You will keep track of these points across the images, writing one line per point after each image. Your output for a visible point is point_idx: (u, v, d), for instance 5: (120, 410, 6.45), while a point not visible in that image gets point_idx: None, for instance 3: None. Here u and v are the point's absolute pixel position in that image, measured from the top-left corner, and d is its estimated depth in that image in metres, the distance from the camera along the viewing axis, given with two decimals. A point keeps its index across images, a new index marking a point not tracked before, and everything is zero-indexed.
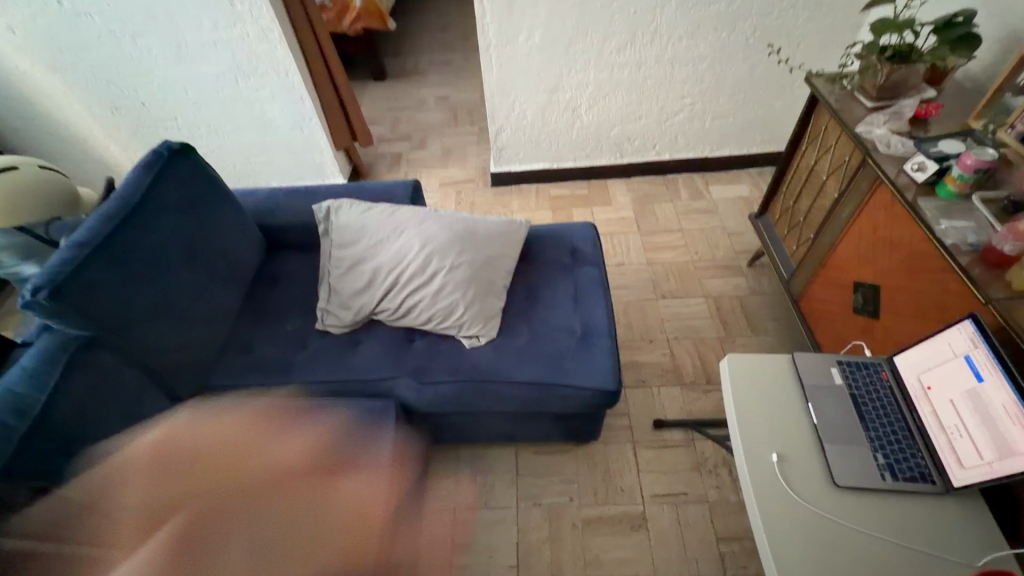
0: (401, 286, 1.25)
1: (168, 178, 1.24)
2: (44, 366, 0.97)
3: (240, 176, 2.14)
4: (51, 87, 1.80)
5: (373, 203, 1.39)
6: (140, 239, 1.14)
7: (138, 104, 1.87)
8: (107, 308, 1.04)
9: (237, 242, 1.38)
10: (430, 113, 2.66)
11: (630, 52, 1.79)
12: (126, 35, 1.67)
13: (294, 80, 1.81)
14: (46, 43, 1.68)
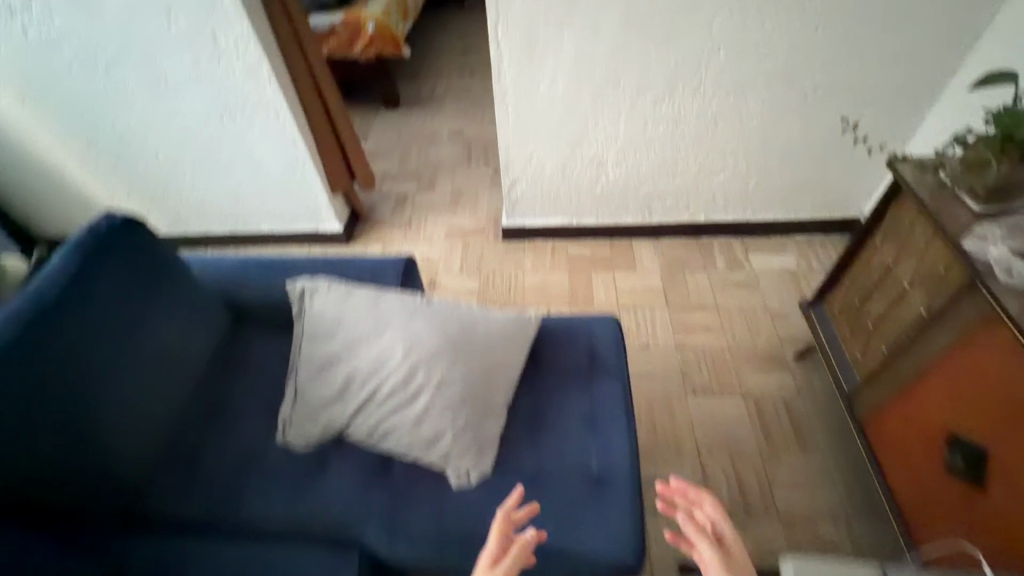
0: (379, 403, 1.03)
1: (104, 262, 1.02)
2: None
3: (228, 219, 1.93)
4: (21, 120, 1.63)
5: (354, 285, 1.17)
6: (51, 344, 0.91)
7: (114, 140, 1.68)
8: None
9: (194, 327, 1.16)
10: (442, 149, 2.45)
11: (667, 106, 1.56)
12: (99, 68, 1.49)
13: (287, 121, 1.61)
14: (14, 74, 1.51)
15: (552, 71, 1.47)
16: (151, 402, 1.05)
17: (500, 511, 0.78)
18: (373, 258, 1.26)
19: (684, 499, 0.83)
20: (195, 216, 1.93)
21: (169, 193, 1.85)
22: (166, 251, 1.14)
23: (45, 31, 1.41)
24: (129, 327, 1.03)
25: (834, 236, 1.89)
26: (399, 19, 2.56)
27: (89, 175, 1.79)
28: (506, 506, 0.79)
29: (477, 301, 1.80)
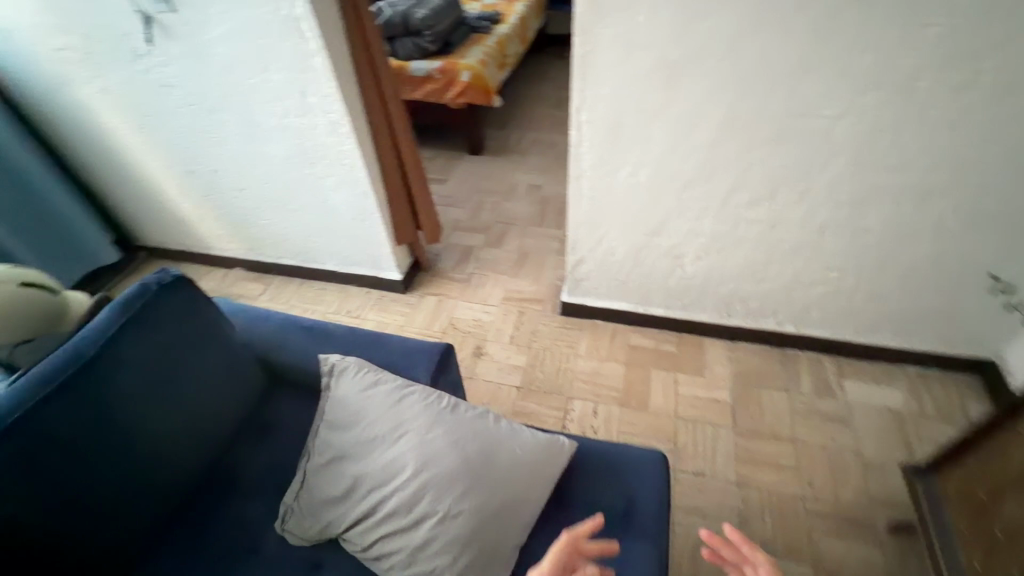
0: (378, 519, 0.94)
1: (146, 322, 1.01)
2: None
3: (297, 253, 1.99)
4: (136, 147, 1.78)
5: (384, 372, 1.10)
6: (80, 410, 0.89)
7: (209, 172, 1.78)
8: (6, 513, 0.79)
9: (229, 387, 1.13)
10: (516, 203, 2.39)
11: (764, 208, 1.37)
12: (204, 109, 1.58)
13: (361, 174, 1.62)
14: (133, 107, 1.64)
15: (636, 159, 1.34)
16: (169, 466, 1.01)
17: (564, 535, 0.78)
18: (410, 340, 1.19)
19: (736, 551, 0.78)
20: (271, 246, 1.99)
21: (248, 223, 1.93)
22: (212, 310, 1.13)
23: (162, 74, 1.52)
24: (159, 388, 0.99)
25: (956, 375, 1.57)
26: (495, 70, 2.57)
27: (184, 198, 1.91)
28: (573, 530, 0.79)
29: (521, 381, 1.68)
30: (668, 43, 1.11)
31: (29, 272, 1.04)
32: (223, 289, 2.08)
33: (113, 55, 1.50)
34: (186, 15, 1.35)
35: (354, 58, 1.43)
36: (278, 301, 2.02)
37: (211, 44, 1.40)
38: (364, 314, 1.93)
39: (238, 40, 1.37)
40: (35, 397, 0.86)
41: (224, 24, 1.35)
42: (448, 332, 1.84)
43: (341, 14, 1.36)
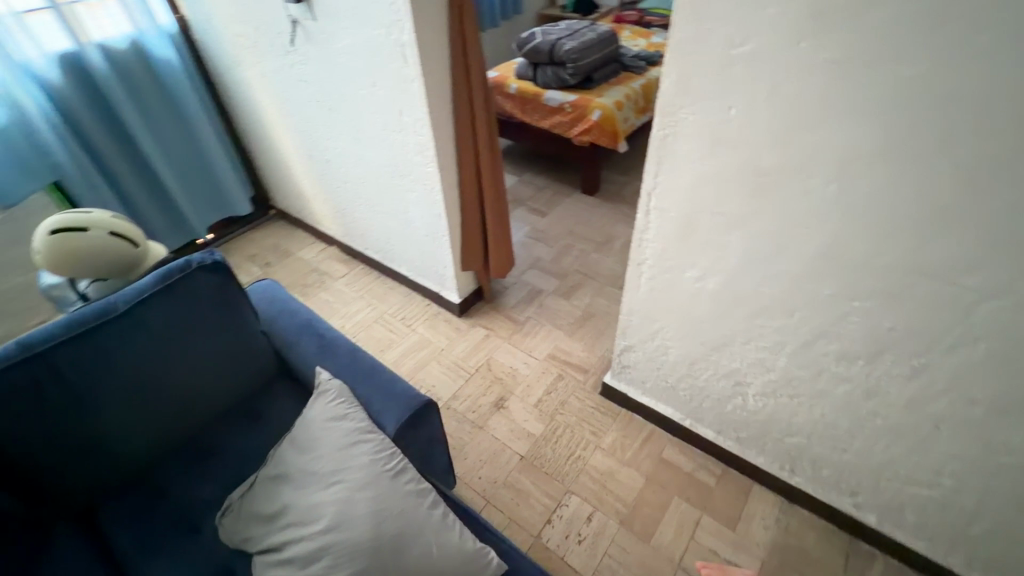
0: (280, 559, 0.92)
1: (173, 296, 1.11)
2: None
3: (379, 249, 2.10)
4: (278, 125, 2.02)
5: (356, 408, 1.08)
6: (89, 360, 1.02)
7: (324, 160, 1.95)
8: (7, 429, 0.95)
9: (234, 368, 1.21)
10: (606, 256, 2.23)
11: (857, 369, 1.06)
12: (328, 107, 1.73)
13: (438, 198, 1.64)
14: (279, 92, 1.86)
15: (706, 264, 1.13)
16: (155, 425, 1.12)
17: None
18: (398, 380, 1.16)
19: None
20: (361, 236, 2.13)
21: (346, 211, 2.08)
22: (239, 297, 1.21)
23: (301, 70, 1.69)
24: (164, 356, 1.09)
25: None
26: (632, 115, 2.42)
27: (305, 176, 2.14)
28: None
29: (526, 450, 1.55)
30: (762, 150, 0.90)
31: (126, 225, 1.24)
32: (316, 263, 2.29)
33: (271, 47, 1.72)
34: (324, 25, 1.48)
35: (453, 90, 1.45)
36: (351, 288, 2.15)
37: (338, 53, 1.51)
38: (414, 326, 1.97)
39: (357, 54, 1.46)
40: (57, 340, 1.00)
41: (349, 38, 1.44)
42: (480, 371, 1.79)
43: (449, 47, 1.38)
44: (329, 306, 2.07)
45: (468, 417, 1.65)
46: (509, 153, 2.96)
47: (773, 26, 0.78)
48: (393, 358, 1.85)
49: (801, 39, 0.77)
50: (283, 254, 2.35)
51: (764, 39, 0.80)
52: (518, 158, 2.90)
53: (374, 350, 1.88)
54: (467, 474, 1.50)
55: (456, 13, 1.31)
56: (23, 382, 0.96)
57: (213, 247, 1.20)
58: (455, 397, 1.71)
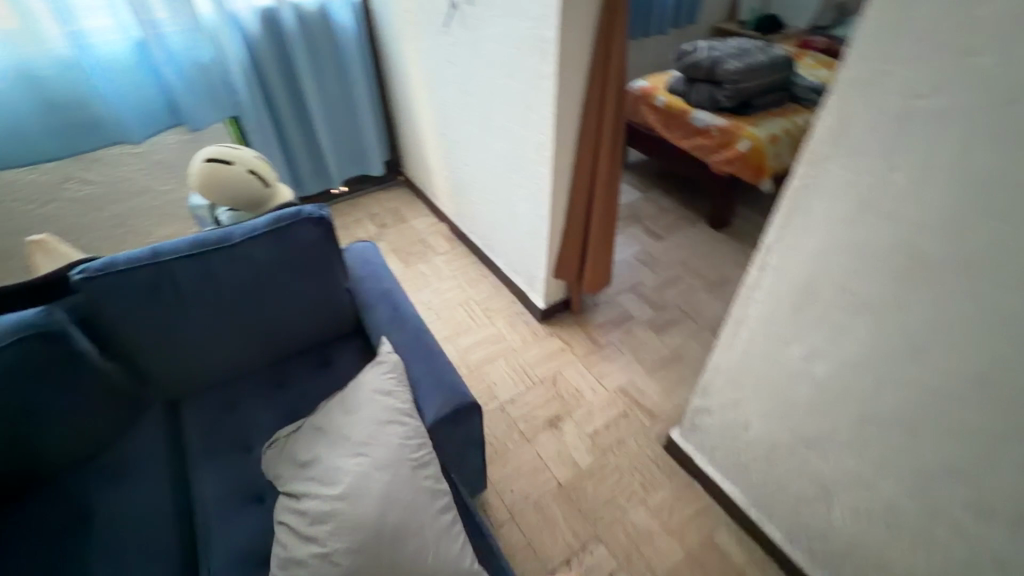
0: (295, 507, 0.96)
1: (280, 239, 1.20)
2: (11, 328, 1.00)
3: (482, 235, 2.13)
4: (421, 99, 2.13)
5: (403, 387, 1.10)
6: (200, 278, 1.14)
7: (453, 139, 2.02)
8: (128, 318, 1.10)
9: (315, 315, 1.30)
10: (714, 300, 2.02)
11: (993, 531, 0.82)
12: (466, 91, 1.77)
13: (545, 198, 1.60)
14: (429, 69, 1.95)
15: (818, 346, 0.95)
16: (239, 347, 1.24)
17: None
18: (451, 370, 1.15)
19: None
20: (469, 219, 2.18)
21: (462, 192, 2.14)
22: (335, 253, 1.28)
23: (449, 50, 1.75)
24: (260, 289, 1.21)
25: None
26: (787, 152, 2.15)
27: (434, 152, 2.24)
28: None
29: (566, 478, 1.47)
30: (925, 230, 0.72)
31: (263, 166, 1.38)
32: (424, 234, 2.39)
33: (429, 25, 1.79)
34: (478, 11, 1.50)
35: (586, 95, 1.39)
36: (448, 267, 2.21)
37: (485, 40, 1.53)
38: (494, 318, 1.97)
39: (500, 42, 1.46)
40: (181, 253, 1.13)
41: (497, 26, 1.45)
42: (544, 383, 1.73)
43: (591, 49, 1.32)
44: (424, 278, 2.16)
45: (519, 426, 1.61)
46: (641, 167, 2.81)
47: (979, 79, 0.61)
48: (466, 345, 1.86)
49: (1014, 99, 0.58)
50: (399, 219, 2.49)
51: (963, 93, 0.62)
52: (649, 175, 2.75)
53: (451, 332, 1.91)
54: (500, 482, 1.46)
55: (607, 16, 1.25)
56: (147, 283, 1.10)
57: (325, 203, 1.29)
58: (512, 401, 1.68)
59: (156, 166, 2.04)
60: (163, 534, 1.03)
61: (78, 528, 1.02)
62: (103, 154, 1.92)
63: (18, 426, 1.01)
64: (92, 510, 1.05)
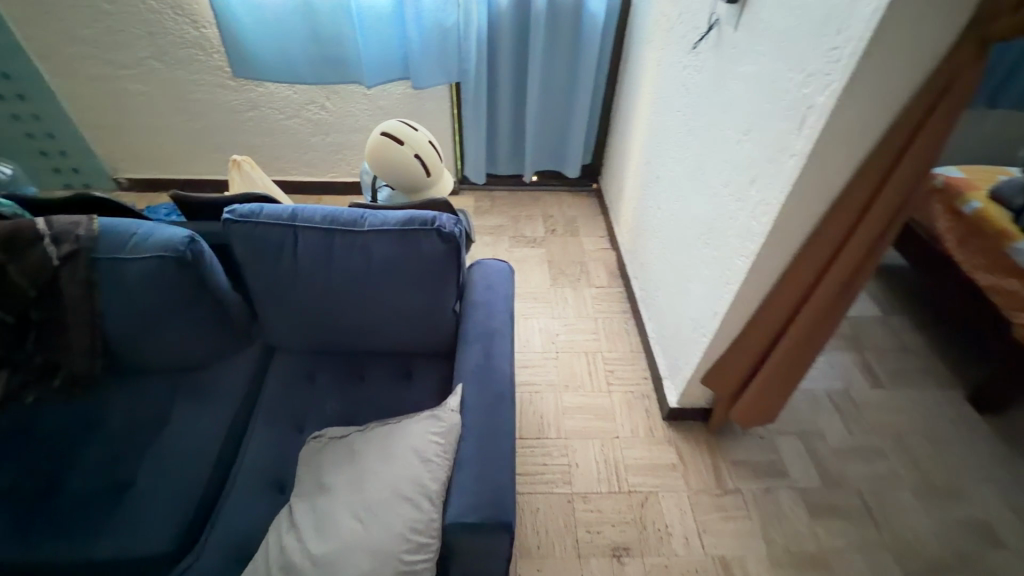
0: (286, 530, 0.90)
1: (403, 242, 1.10)
2: (162, 243, 1.08)
3: (647, 287, 1.81)
4: (642, 117, 1.86)
5: (443, 463, 0.94)
6: (318, 255, 1.10)
7: (657, 174, 1.71)
8: (253, 270, 1.13)
9: (416, 325, 1.21)
10: (920, 511, 1.40)
11: None
12: (690, 128, 1.42)
13: (727, 296, 1.22)
14: (662, 88, 1.64)
15: None
16: (336, 328, 1.21)
17: None
18: (512, 457, 0.96)
19: None
20: (640, 264, 1.88)
21: (645, 232, 1.84)
22: (452, 274, 1.14)
23: (690, 74, 1.41)
24: (368, 285, 1.14)
25: None
26: None
27: (634, 177, 1.95)
28: None
29: None
30: None
31: (431, 154, 1.30)
32: (588, 258, 2.16)
33: (679, 39, 1.48)
34: (741, 39, 1.12)
35: (839, 195, 0.99)
36: (595, 304, 1.96)
37: (735, 77, 1.15)
38: (614, 388, 1.68)
39: (750, 87, 1.09)
40: (312, 223, 1.10)
41: (755, 66, 1.07)
42: (631, 497, 1.41)
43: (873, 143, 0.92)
44: (564, 305, 1.95)
45: (577, 533, 1.34)
46: (895, 275, 2.09)
47: None
48: (569, 405, 1.63)
49: None
50: (571, 231, 2.29)
51: None
52: (902, 291, 2.04)
53: (560, 381, 1.69)
54: None
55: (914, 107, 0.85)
56: (274, 244, 1.10)
57: (464, 219, 1.14)
58: (585, 498, 1.41)
59: (378, 110, 2.19)
60: (202, 474, 1.07)
61: (155, 432, 1.14)
62: (343, 88, 2.12)
63: (147, 324, 1.13)
64: (173, 419, 1.16)
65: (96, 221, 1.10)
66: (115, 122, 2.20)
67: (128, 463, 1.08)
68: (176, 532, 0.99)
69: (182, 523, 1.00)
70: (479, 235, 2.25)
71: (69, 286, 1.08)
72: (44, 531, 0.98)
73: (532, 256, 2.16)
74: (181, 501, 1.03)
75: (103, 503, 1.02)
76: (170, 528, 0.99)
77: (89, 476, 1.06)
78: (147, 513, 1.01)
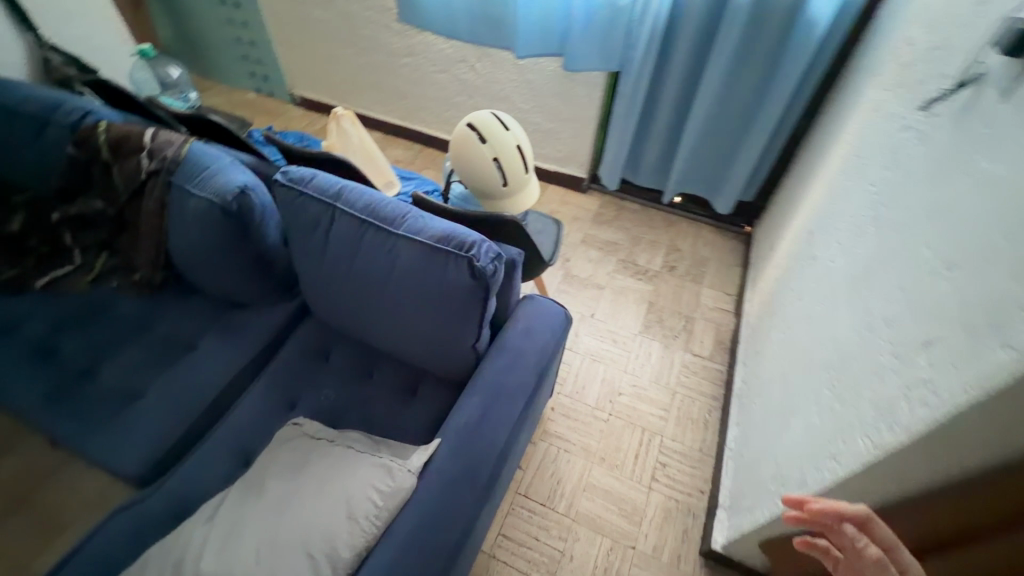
0: (215, 511, 0.89)
1: (428, 259, 0.94)
2: (217, 184, 1.08)
3: (750, 384, 1.42)
4: (828, 170, 1.39)
5: (367, 530, 0.80)
6: (347, 244, 1.01)
7: (814, 254, 1.28)
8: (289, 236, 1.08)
9: (427, 351, 1.06)
10: None
11: None
12: (878, 216, 0.99)
13: (826, 474, 0.85)
14: (864, 144, 1.18)
15: None
16: (353, 322, 1.12)
17: None
18: (445, 560, 0.79)
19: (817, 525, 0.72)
20: (755, 352, 1.48)
21: (775, 317, 1.42)
22: (473, 311, 0.96)
23: (906, 142, 0.97)
24: (386, 291, 1.01)
25: None
26: None
27: (790, 242, 1.51)
28: None
29: None
30: None
31: (514, 162, 1.09)
32: (699, 314, 1.78)
33: (911, 87, 1.01)
34: (1005, 116, 0.69)
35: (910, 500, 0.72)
36: (681, 374, 1.62)
37: (969, 173, 0.72)
38: (657, 486, 1.38)
39: (982, 201, 0.68)
40: (349, 209, 1.00)
41: (1004, 170, 0.65)
42: None
43: (964, 470, 0.65)
44: (644, 361, 1.65)
45: None
46: None
47: None
48: (594, 481, 1.38)
49: None
50: (694, 274, 1.92)
51: None
52: None
53: (598, 449, 1.44)
54: None
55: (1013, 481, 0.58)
56: (311, 219, 1.02)
57: (505, 256, 0.93)
58: None
59: (525, 84, 2.01)
60: (190, 415, 1.10)
61: (180, 355, 1.20)
62: (495, 53, 1.97)
63: (196, 255, 1.17)
64: (198, 346, 1.21)
65: (183, 146, 1.14)
66: (300, 44, 2.38)
67: (148, 374, 1.17)
68: (146, 461, 1.04)
69: (153, 455, 1.05)
70: (586, 248, 2.01)
71: (150, 200, 1.16)
72: (67, 409, 1.11)
73: (633, 290, 1.86)
74: (162, 432, 1.07)
75: (115, 403, 1.13)
76: (142, 456, 1.05)
77: (119, 372, 1.18)
78: (139, 425, 1.09)
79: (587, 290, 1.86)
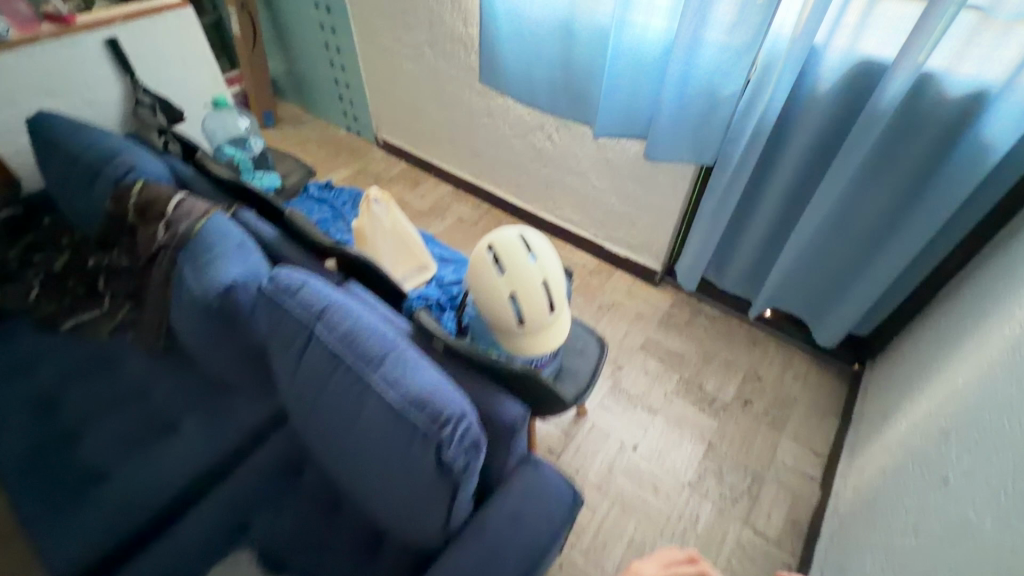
0: None
1: (393, 424, 0.76)
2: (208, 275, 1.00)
3: None
4: (979, 350, 1.02)
5: None
6: (319, 375, 0.86)
7: (946, 475, 0.91)
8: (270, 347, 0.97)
9: (387, 514, 0.88)
10: None
11: None
12: None
13: None
14: None
15: None
16: (317, 453, 0.98)
17: None
18: None
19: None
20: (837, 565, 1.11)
21: (874, 530, 1.05)
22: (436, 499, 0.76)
23: None
24: (351, 439, 0.85)
25: None
26: None
27: (911, 425, 1.13)
28: None
29: None
30: None
31: (533, 301, 0.88)
32: (770, 474, 1.43)
33: None
34: None
35: None
36: (731, 557, 1.28)
37: None
38: None
39: None
40: (323, 337, 0.85)
41: None
42: None
43: None
44: (686, 527, 1.33)
45: None
46: None
47: None
48: None
49: None
50: (772, 416, 1.56)
51: None
52: None
53: None
54: None
55: None
56: (288, 337, 0.89)
57: (480, 445, 0.73)
58: None
59: (603, 162, 1.79)
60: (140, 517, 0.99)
61: (158, 437, 1.12)
62: (574, 126, 1.78)
63: (187, 338, 1.10)
64: (177, 431, 1.13)
65: (193, 223, 1.08)
66: (388, 91, 2.37)
67: (119, 454, 1.08)
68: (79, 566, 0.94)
69: (89, 560, 0.95)
70: (644, 355, 1.71)
71: (160, 271, 1.11)
72: (32, 479, 1.05)
73: (691, 422, 1.54)
74: (106, 532, 0.97)
75: (79, 483, 1.05)
76: (77, 559, 0.94)
77: (97, 444, 1.11)
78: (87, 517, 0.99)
79: (635, 412, 1.56)
